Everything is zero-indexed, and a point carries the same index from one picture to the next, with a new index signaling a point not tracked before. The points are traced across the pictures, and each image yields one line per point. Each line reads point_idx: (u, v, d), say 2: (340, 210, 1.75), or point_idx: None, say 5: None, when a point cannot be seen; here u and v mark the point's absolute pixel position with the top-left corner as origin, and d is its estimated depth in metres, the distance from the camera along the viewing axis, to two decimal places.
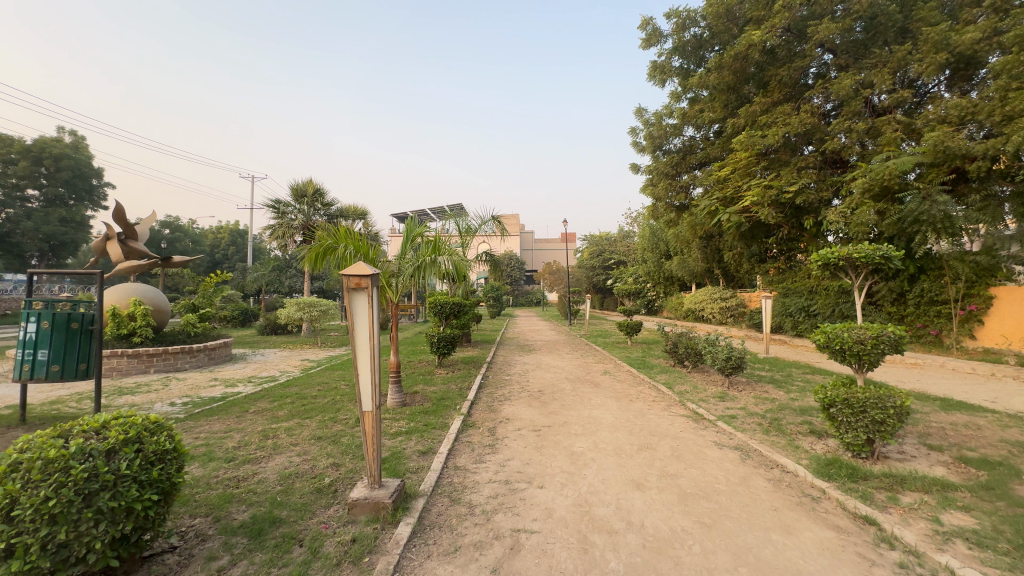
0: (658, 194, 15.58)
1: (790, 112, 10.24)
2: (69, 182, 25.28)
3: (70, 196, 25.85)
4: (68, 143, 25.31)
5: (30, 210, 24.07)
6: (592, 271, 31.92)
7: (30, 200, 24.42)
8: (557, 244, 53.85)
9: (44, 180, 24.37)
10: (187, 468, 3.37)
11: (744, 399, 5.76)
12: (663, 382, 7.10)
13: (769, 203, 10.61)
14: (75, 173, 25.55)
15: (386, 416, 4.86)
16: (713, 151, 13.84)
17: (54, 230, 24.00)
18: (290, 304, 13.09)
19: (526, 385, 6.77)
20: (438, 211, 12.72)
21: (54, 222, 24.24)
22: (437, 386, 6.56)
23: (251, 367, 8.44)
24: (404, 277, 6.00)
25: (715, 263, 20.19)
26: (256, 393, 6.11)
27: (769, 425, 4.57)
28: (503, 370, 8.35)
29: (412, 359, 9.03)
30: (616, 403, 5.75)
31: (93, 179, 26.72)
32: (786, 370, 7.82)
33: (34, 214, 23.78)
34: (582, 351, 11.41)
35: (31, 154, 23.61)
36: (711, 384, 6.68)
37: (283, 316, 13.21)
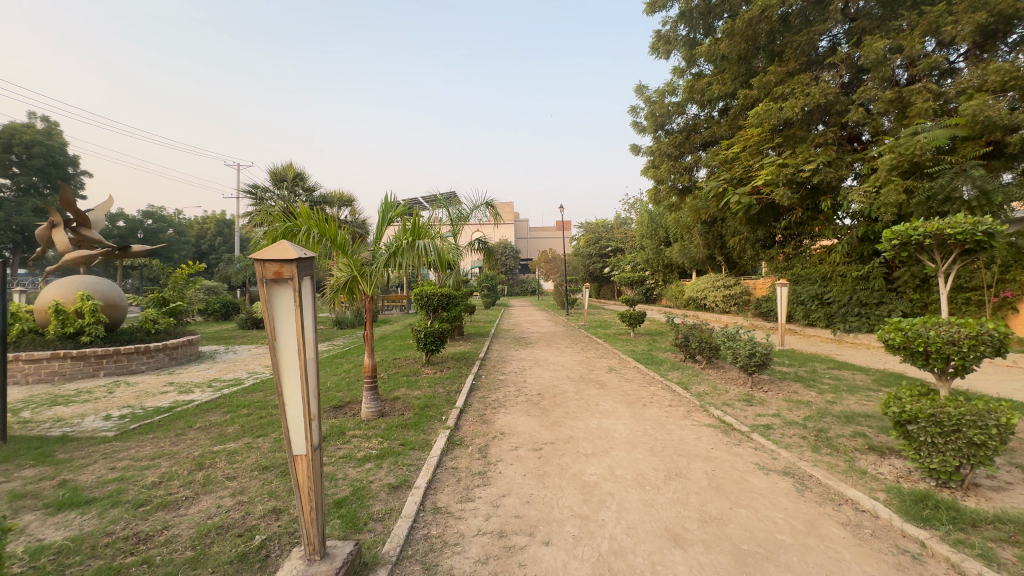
0: (660, 176, 14.75)
1: (809, 83, 9.41)
2: (43, 171, 24.04)
3: (45, 184, 24.58)
4: (40, 129, 24.02)
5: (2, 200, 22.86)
6: (589, 259, 31.15)
7: (2, 190, 23.22)
8: (553, 232, 53.01)
9: (16, 168, 23.14)
10: (77, 520, 2.54)
11: (774, 402, 5.01)
12: (677, 381, 6.34)
13: (784, 183, 9.79)
14: (49, 161, 24.31)
15: (357, 433, 4.05)
16: (720, 129, 13.00)
17: (27, 220, 22.80)
18: None
19: (523, 388, 5.97)
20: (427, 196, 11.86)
21: (29, 212, 23.09)
22: (422, 390, 5.75)
23: (218, 368, 7.59)
24: (381, 268, 5.12)
25: (717, 249, 19.45)
26: (212, 402, 5.28)
27: (816, 440, 3.81)
28: (497, 367, 7.56)
29: (397, 357, 8.22)
30: (628, 409, 4.97)
31: (69, 167, 25.50)
32: (810, 366, 7.08)
33: (6, 204, 22.60)
34: (583, 344, 10.65)
35: (0, 140, 22.33)
36: (732, 383, 5.93)
37: None
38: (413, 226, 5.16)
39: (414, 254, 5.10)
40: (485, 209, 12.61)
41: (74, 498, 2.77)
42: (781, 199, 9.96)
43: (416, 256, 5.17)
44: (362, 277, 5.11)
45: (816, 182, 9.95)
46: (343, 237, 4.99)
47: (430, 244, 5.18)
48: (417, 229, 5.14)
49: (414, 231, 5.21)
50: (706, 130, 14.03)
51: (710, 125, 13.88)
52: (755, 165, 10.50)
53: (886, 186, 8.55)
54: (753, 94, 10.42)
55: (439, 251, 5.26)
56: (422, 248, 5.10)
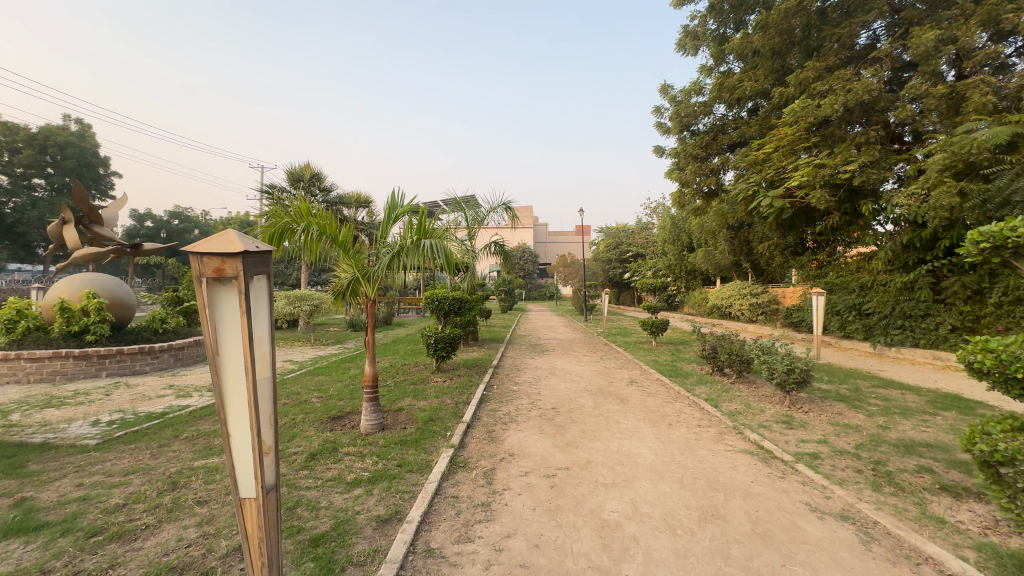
0: (685, 178, 14.18)
1: (850, 78, 8.80)
2: (76, 171, 24.71)
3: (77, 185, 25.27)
4: (74, 131, 24.72)
5: (36, 199, 23.56)
6: (609, 264, 30.56)
7: (37, 189, 23.94)
8: (572, 237, 52.45)
9: (50, 168, 23.83)
10: (17, 552, 2.22)
11: (818, 426, 4.48)
12: (705, 396, 5.83)
13: (821, 185, 9.16)
14: (82, 162, 24.99)
15: (352, 449, 3.68)
16: (750, 129, 12.40)
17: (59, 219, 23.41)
18: (280, 298, 12.09)
19: (537, 400, 5.53)
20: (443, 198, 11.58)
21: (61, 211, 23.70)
22: (429, 400, 5.38)
23: None
24: (383, 270, 4.71)
25: (743, 256, 18.71)
26: (207, 408, 5.00)
27: (875, 475, 3.29)
28: (511, 376, 7.15)
29: (407, 363, 7.89)
30: (652, 429, 4.48)
31: (100, 168, 26.16)
32: (852, 384, 6.47)
33: (40, 203, 23.26)
34: (602, 353, 10.17)
35: (36, 141, 22.99)
36: (767, 402, 5.40)
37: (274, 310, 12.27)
38: (420, 223, 4.64)
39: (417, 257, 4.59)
40: (503, 210, 12.22)
41: (24, 522, 2.46)
42: (816, 202, 9.33)
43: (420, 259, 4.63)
44: (367, 279, 4.76)
45: (856, 185, 9.28)
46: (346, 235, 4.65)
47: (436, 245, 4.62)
48: (422, 227, 4.61)
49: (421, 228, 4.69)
50: (734, 130, 13.43)
51: (738, 126, 13.28)
52: (789, 166, 9.89)
53: (937, 188, 7.85)
54: (787, 90, 9.83)
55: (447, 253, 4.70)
56: (427, 249, 4.57)
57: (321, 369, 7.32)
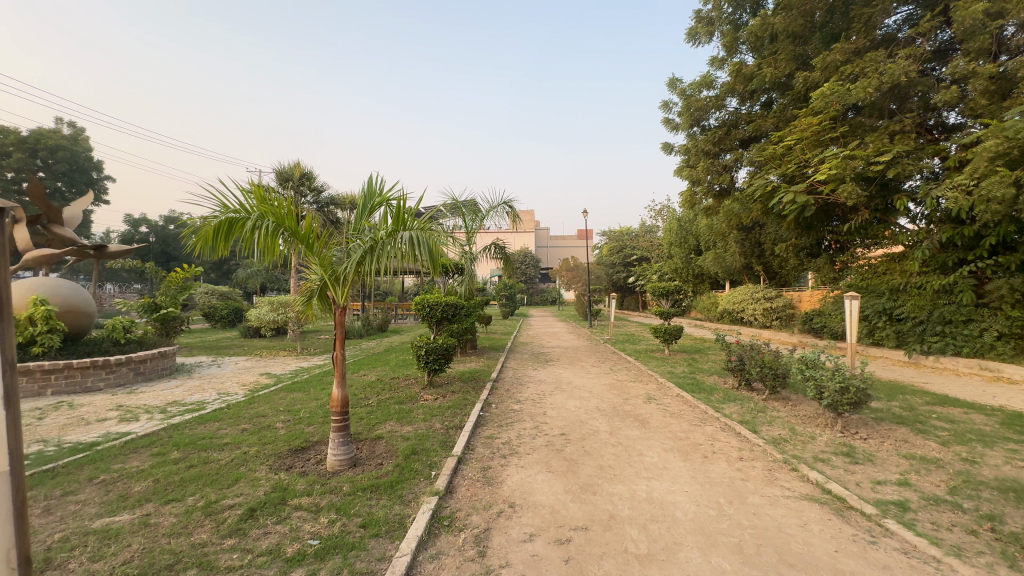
0: (696, 176, 13.40)
1: (882, 60, 8.05)
2: (67, 175, 23.99)
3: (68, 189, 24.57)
4: (66, 135, 24.05)
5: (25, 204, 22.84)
6: (612, 268, 29.84)
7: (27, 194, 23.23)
8: (574, 241, 51.76)
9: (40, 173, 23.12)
10: None
11: (890, 460, 3.64)
12: (739, 417, 5.00)
13: (851, 178, 8.37)
14: (74, 166, 24.30)
15: (307, 500, 2.86)
16: (766, 122, 11.64)
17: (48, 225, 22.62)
18: (262, 304, 11.58)
19: (542, 424, 4.70)
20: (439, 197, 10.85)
21: None
22: (415, 425, 4.56)
23: (187, 386, 6.55)
24: (354, 271, 3.71)
25: (755, 258, 17.91)
26: (148, 437, 4.18)
27: (1001, 541, 2.44)
28: (512, 392, 6.33)
29: (397, 377, 7.07)
30: (685, 464, 3.65)
31: (93, 172, 25.48)
32: (903, 401, 5.64)
33: None
34: (611, 362, 9.38)
35: (25, 144, 22.21)
36: (815, 426, 4.56)
37: (255, 317, 11.71)
38: (398, 210, 3.69)
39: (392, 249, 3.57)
40: (504, 208, 11.41)
41: None
42: (847, 197, 8.51)
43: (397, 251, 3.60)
44: (338, 282, 3.83)
45: (890, 177, 8.46)
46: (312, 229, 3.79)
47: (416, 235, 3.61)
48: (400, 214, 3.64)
49: (401, 216, 3.72)
50: (747, 125, 12.68)
51: (752, 120, 12.53)
52: (815, 159, 9.09)
53: (987, 177, 7.00)
54: (812, 76, 9.04)
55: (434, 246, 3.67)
56: (404, 241, 3.56)
57: (299, 385, 6.50)
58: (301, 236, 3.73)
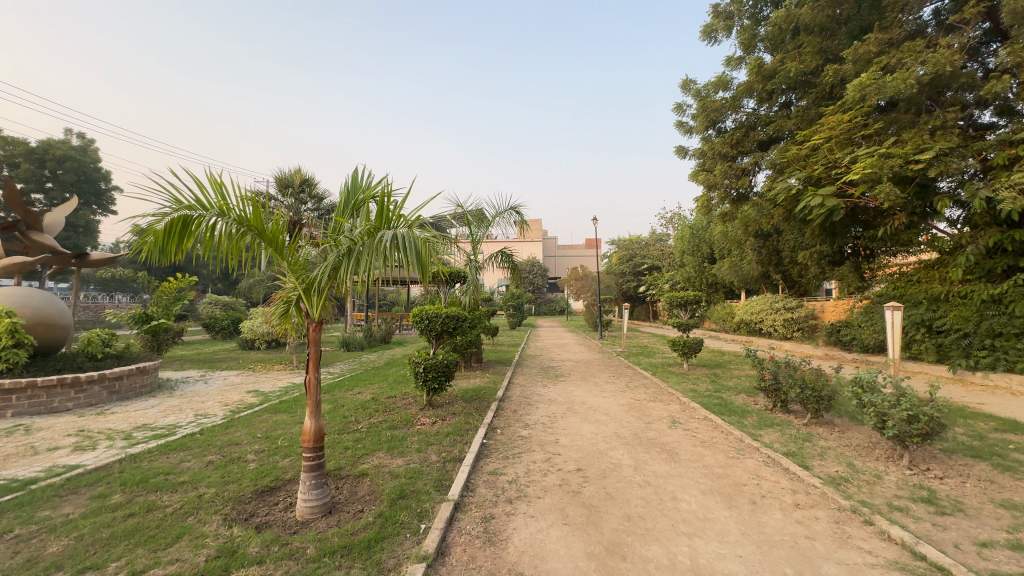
0: (712, 180, 12.78)
1: (922, 50, 7.48)
2: (75, 185, 23.85)
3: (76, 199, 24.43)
4: (75, 145, 23.98)
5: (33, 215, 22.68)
6: (622, 277, 29.22)
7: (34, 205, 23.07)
8: (582, 250, 51.17)
9: (48, 183, 22.99)
10: None
11: (986, 511, 2.95)
12: (782, 448, 4.32)
13: (889, 178, 7.70)
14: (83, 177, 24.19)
15: (257, 571, 2.23)
16: (788, 122, 11.06)
17: None
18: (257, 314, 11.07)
19: (554, 457, 4.05)
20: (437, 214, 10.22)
21: None
22: (408, 458, 3.94)
23: (164, 406, 5.98)
24: (328, 278, 3.08)
25: (774, 266, 17.18)
26: (95, 473, 3.58)
27: None
28: (521, 415, 5.69)
29: (394, 396, 6.47)
30: (732, 515, 2.97)
31: (101, 182, 25.36)
32: (967, 428, 4.94)
33: None
34: (627, 378, 8.72)
35: (34, 154, 22.06)
36: (878, 462, 3.87)
37: (251, 329, 11.17)
38: (382, 204, 3.07)
39: (372, 248, 2.87)
40: (511, 215, 10.86)
41: None
42: (885, 199, 7.84)
43: (377, 251, 2.89)
44: (311, 292, 3.19)
45: (931, 176, 7.77)
46: (283, 229, 3.21)
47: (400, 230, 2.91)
48: (382, 208, 3.00)
49: (385, 212, 3.09)
50: (766, 126, 12.10)
51: (771, 121, 11.96)
52: (847, 159, 8.44)
53: None
54: (841, 69, 8.45)
55: (423, 245, 2.98)
56: (387, 239, 2.87)
57: (286, 406, 5.91)
58: (269, 238, 3.15)
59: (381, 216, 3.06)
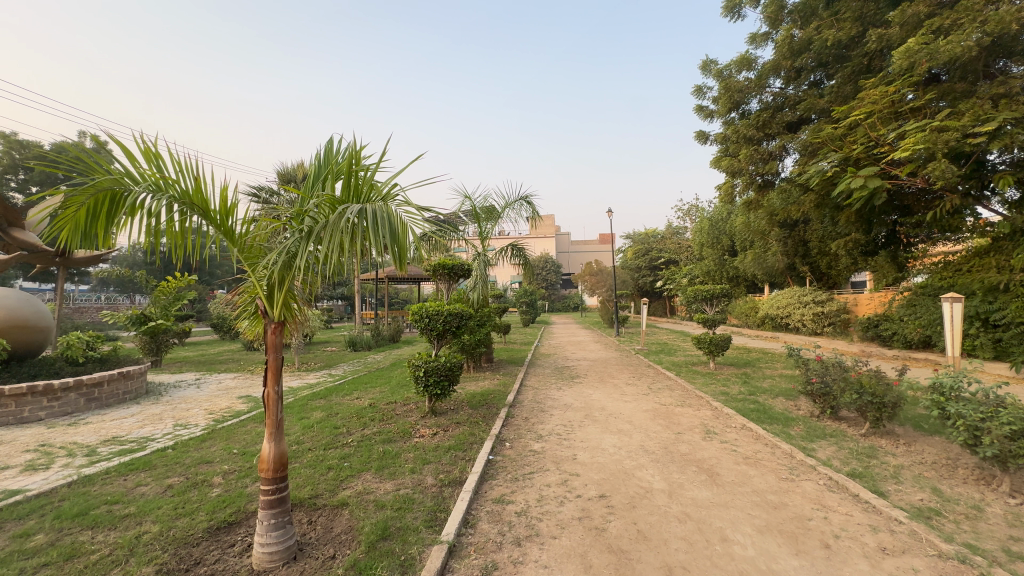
0: (736, 165, 11.98)
1: (983, 8, 6.57)
2: None
3: None
4: None
5: None
6: (638, 272, 28.44)
7: None
8: (596, 246, 50.31)
9: None
10: None
11: None
12: (844, 467, 3.63)
13: (943, 155, 6.92)
14: None
15: None
16: (820, 100, 10.25)
17: None
18: None
19: (572, 479, 3.42)
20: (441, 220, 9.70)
21: None
22: (398, 481, 3.35)
23: (145, 415, 5.50)
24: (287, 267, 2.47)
25: (800, 258, 16.28)
26: (32, 501, 3.06)
27: None
28: (534, 424, 5.06)
29: (395, 402, 5.90)
30: (803, 566, 2.31)
31: None
32: None
33: None
34: (648, 378, 8.07)
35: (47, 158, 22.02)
36: (970, 488, 3.17)
37: None
38: (349, 173, 2.43)
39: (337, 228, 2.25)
40: (522, 206, 10.22)
41: None
42: (937, 178, 7.04)
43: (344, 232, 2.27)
44: (270, 285, 2.57)
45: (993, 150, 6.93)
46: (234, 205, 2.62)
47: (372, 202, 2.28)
48: (350, 178, 2.36)
49: (353, 182, 2.45)
50: (795, 106, 11.29)
51: (801, 100, 11.15)
52: (892, 135, 7.70)
53: None
54: (887, 34, 7.67)
55: (403, 221, 2.35)
56: (356, 215, 2.23)
57: (275, 416, 5.38)
58: (214, 215, 2.56)
59: (350, 187, 2.42)
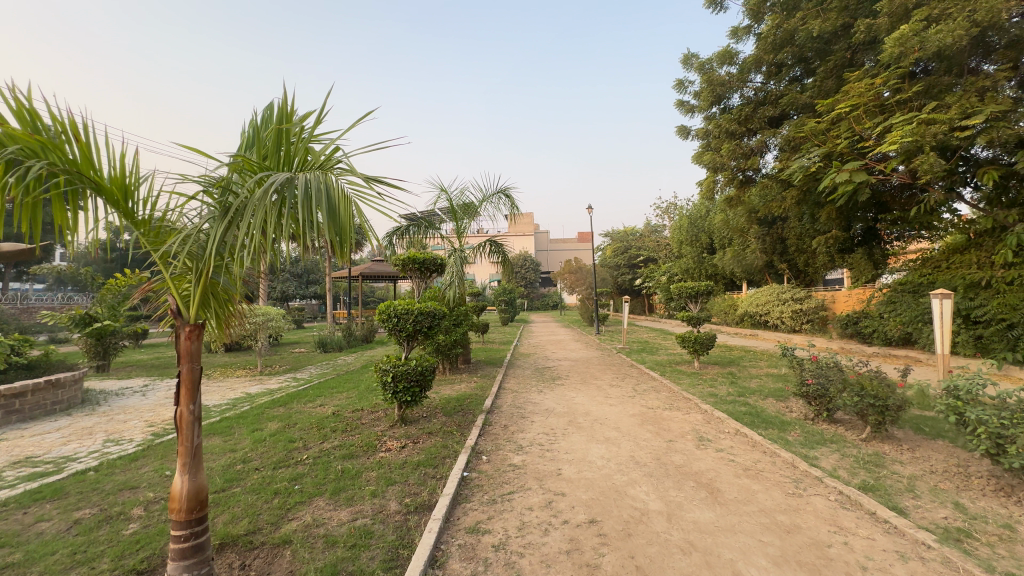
0: (718, 161, 11.81)
1: None
2: None
3: None
4: None
5: None
6: (617, 270, 28.35)
7: None
8: (574, 244, 50.24)
9: None
10: None
11: None
12: (852, 479, 3.33)
13: (931, 148, 6.79)
14: None
15: None
16: (803, 95, 10.14)
17: None
18: None
19: (558, 501, 3.01)
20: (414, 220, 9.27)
21: None
22: (356, 508, 2.86)
23: (74, 428, 4.85)
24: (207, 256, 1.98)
25: (778, 255, 16.30)
26: None
27: None
28: (513, 432, 4.64)
29: (362, 410, 5.40)
30: None
31: None
32: None
33: None
34: (632, 379, 7.75)
35: None
36: (993, 502, 2.88)
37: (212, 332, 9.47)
38: (283, 136, 1.98)
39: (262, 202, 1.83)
40: (500, 199, 9.75)
41: None
42: (924, 172, 6.91)
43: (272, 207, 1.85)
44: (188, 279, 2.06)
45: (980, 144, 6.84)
46: (137, 177, 2.14)
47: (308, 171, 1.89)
48: (280, 141, 1.95)
49: (289, 148, 1.99)
50: (777, 101, 11.17)
51: (782, 95, 11.03)
52: (878, 128, 7.56)
53: None
54: (876, 24, 7.55)
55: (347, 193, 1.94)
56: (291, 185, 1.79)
57: (224, 429, 4.79)
58: (112, 189, 2.06)
59: (279, 153, 2.01)
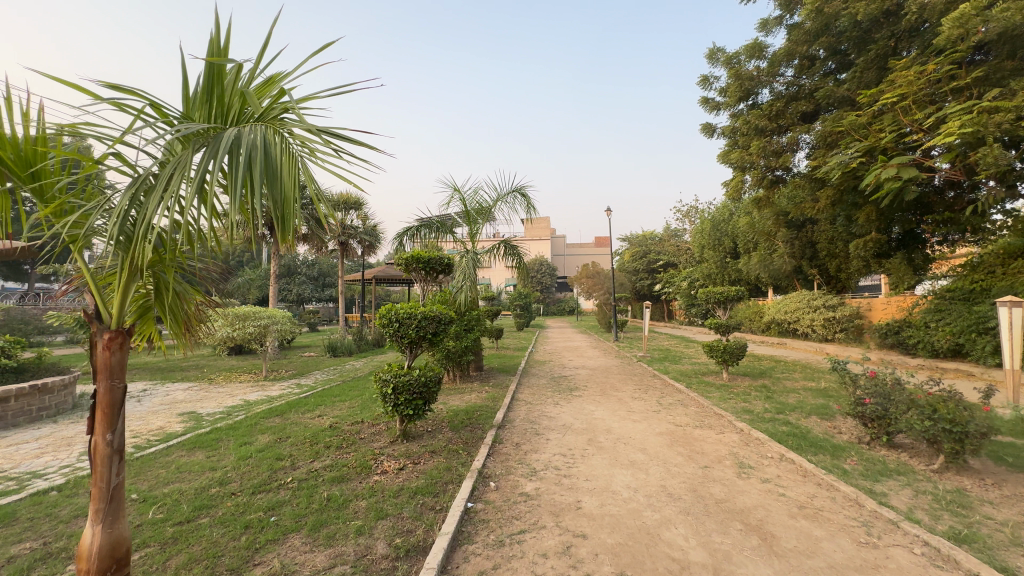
0: (746, 159, 11.17)
1: None
2: None
3: None
4: None
5: None
6: (635, 275, 27.67)
7: None
8: (591, 249, 49.61)
9: None
10: None
11: None
12: (937, 525, 2.74)
13: (994, 140, 6.14)
14: None
15: None
16: (841, 88, 9.49)
17: None
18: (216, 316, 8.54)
19: (579, 547, 2.49)
20: (427, 222, 8.91)
21: None
22: (336, 550, 2.40)
23: (54, 438, 4.51)
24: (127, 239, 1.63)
25: (808, 260, 15.51)
26: None
27: None
28: (527, 453, 4.13)
29: (362, 423, 4.96)
30: None
31: None
32: None
33: None
34: (656, 391, 7.18)
35: None
36: None
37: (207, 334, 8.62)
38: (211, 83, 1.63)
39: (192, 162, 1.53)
40: (516, 198, 9.28)
41: None
42: (987, 166, 6.24)
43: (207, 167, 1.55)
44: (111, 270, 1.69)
45: None
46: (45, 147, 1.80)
47: (245, 127, 1.60)
48: (209, 92, 1.62)
49: (221, 97, 1.66)
50: (811, 96, 10.52)
51: (817, 88, 10.37)
52: (930, 119, 6.91)
53: None
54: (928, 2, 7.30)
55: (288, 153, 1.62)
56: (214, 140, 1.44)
57: (211, 442, 4.39)
58: (15, 163, 1.72)
59: (212, 106, 1.67)
